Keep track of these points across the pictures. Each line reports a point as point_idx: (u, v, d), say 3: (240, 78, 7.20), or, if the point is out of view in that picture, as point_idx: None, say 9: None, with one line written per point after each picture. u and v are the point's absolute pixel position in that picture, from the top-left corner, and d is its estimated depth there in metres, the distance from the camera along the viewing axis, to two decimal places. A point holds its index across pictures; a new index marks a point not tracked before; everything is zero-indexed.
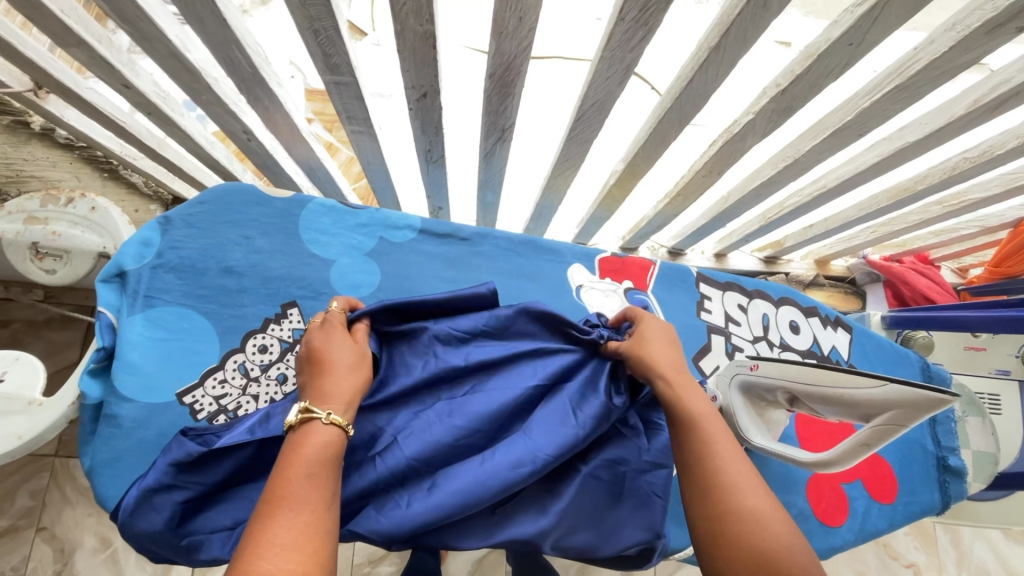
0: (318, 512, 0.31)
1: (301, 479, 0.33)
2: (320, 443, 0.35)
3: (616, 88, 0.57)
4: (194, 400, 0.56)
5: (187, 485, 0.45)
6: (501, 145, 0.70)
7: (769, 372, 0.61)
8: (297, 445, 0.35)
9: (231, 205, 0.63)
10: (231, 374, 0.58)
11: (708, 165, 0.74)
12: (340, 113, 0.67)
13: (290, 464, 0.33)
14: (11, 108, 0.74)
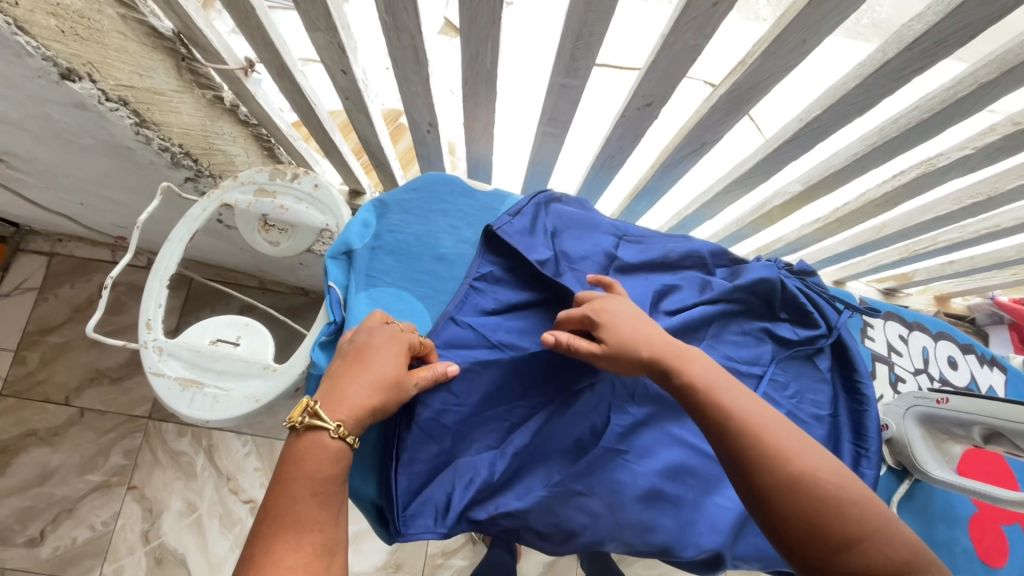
0: (324, 530, 0.39)
1: (307, 497, 0.39)
2: (321, 459, 0.41)
3: (851, 115, 0.58)
4: None
5: (417, 456, 0.53)
6: (692, 157, 0.71)
7: (960, 404, 0.62)
8: (295, 457, 0.41)
9: (439, 195, 0.66)
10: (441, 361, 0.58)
11: (888, 195, 0.74)
12: (543, 114, 0.68)
13: (291, 479, 0.40)
14: (211, 82, 0.71)
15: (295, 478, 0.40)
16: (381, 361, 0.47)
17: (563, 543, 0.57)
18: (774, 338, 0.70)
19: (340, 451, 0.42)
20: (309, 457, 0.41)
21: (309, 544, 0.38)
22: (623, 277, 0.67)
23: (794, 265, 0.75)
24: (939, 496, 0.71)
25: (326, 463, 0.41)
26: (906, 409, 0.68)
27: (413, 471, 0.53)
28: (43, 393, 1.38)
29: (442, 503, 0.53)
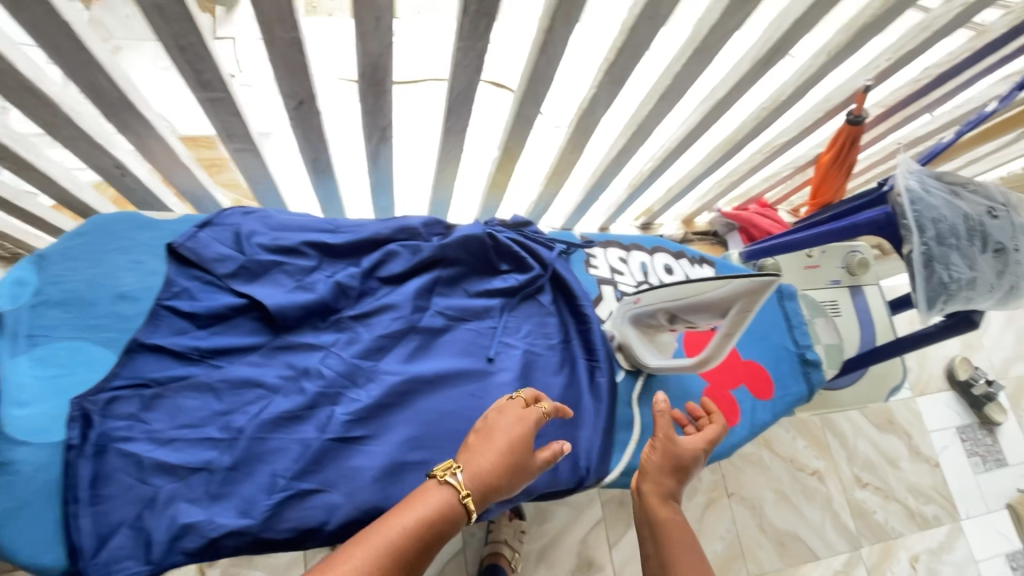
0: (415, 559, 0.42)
1: (397, 530, 0.43)
2: (434, 500, 0.46)
3: (476, 77, 0.65)
4: (90, 424, 0.53)
5: (107, 502, 0.52)
6: (384, 144, 0.76)
7: (650, 301, 0.72)
8: (395, 508, 0.45)
9: (114, 234, 0.63)
10: (131, 405, 0.56)
11: (570, 141, 0.85)
12: (219, 132, 0.69)
13: (409, 511, 0.44)
14: None
15: (399, 533, 0.42)
16: (505, 435, 0.53)
17: (306, 540, 0.57)
18: (498, 288, 0.77)
19: (450, 507, 0.47)
20: (414, 509, 0.45)
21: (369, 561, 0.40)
22: (336, 268, 0.70)
23: (509, 220, 0.82)
24: (672, 383, 0.82)
25: (438, 502, 0.46)
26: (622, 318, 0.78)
27: (99, 521, 0.51)
28: None
29: (141, 546, 0.51)
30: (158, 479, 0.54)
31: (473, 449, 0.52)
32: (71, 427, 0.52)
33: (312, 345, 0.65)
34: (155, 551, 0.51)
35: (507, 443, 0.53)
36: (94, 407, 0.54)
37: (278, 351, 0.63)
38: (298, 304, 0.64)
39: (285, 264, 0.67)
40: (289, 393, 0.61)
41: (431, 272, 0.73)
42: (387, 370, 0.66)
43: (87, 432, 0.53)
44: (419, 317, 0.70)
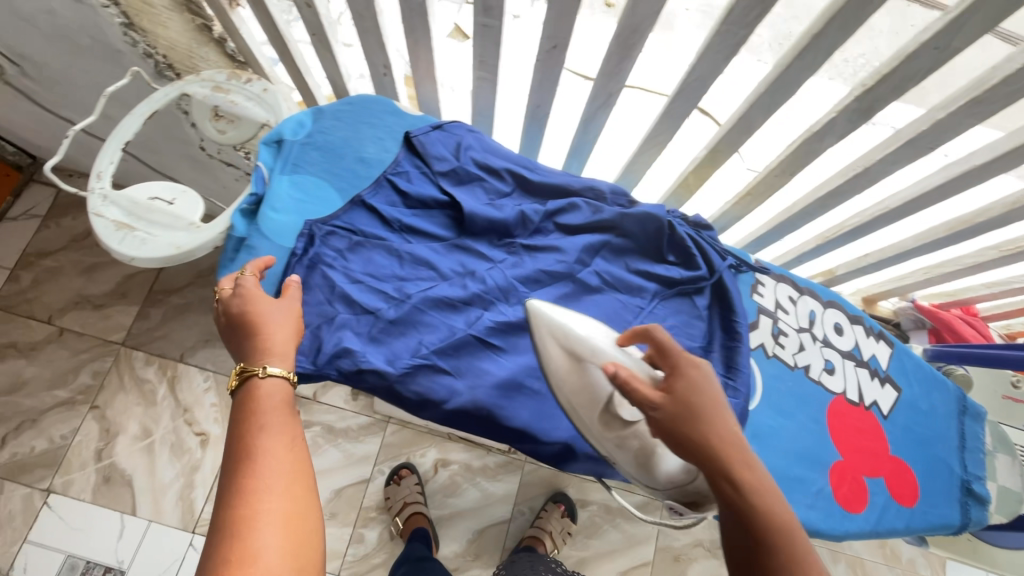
0: (287, 448, 0.49)
1: (256, 428, 0.50)
2: (264, 391, 0.52)
3: (721, 65, 0.67)
4: (309, 244, 0.66)
5: (301, 307, 0.64)
6: (604, 109, 0.81)
7: (553, 384, 0.63)
8: (245, 414, 0.51)
9: (372, 111, 0.75)
10: (339, 243, 0.67)
11: (782, 163, 0.81)
12: (474, 56, 0.78)
13: (249, 416, 0.50)
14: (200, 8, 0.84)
15: (268, 433, 0.49)
16: (269, 317, 0.56)
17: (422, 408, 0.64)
18: (658, 274, 0.77)
19: (286, 388, 0.53)
20: (251, 409, 0.51)
21: (275, 469, 0.47)
22: (524, 200, 0.76)
23: (690, 217, 0.82)
24: (802, 439, 0.76)
25: (270, 390, 0.52)
26: (618, 457, 0.64)
27: None
28: (29, 309, 1.55)
29: (313, 349, 0.62)
30: (339, 307, 0.65)
31: (244, 332, 0.55)
32: (300, 238, 0.65)
33: (484, 254, 0.72)
34: (321, 358, 0.62)
35: (263, 317, 0.56)
36: (317, 232, 0.66)
37: (457, 247, 0.72)
38: (486, 217, 0.72)
39: (485, 181, 0.75)
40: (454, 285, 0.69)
41: (604, 235, 0.76)
42: (534, 302, 0.71)
43: (306, 249, 0.65)
44: (579, 268, 0.74)
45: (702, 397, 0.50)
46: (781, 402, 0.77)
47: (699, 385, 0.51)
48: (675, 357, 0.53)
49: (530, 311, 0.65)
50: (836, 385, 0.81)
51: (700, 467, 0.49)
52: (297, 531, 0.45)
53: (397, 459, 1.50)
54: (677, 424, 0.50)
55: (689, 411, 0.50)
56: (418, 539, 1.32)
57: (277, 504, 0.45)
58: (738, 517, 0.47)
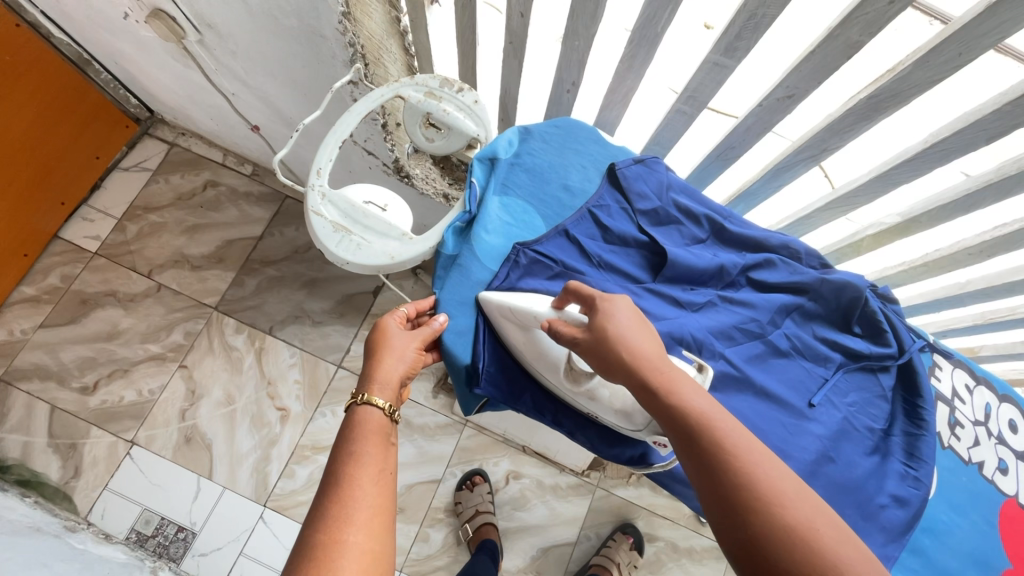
0: (379, 483, 0.50)
1: (354, 457, 0.51)
2: (366, 418, 0.54)
3: (978, 142, 0.63)
4: (513, 269, 0.64)
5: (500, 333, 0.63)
6: (809, 162, 0.77)
7: (522, 361, 0.63)
8: (347, 443, 0.53)
9: (576, 136, 0.73)
10: (541, 273, 0.65)
11: (985, 245, 0.77)
12: (685, 91, 0.75)
13: (351, 443, 0.53)
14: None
15: (363, 463, 0.51)
16: (395, 345, 0.60)
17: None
18: (846, 345, 0.74)
19: (383, 418, 0.55)
20: (354, 436, 0.53)
21: (368, 502, 0.49)
22: (719, 250, 0.73)
23: (878, 287, 0.78)
24: (976, 542, 0.72)
25: (369, 417, 0.54)
26: (597, 411, 0.62)
27: (491, 345, 0.63)
28: (131, 260, 1.59)
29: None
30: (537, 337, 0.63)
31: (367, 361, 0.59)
32: (506, 263, 0.64)
33: (677, 302, 0.69)
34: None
35: (389, 345, 0.59)
36: (523, 260, 0.65)
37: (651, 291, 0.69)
38: (686, 265, 0.69)
39: (683, 225, 0.72)
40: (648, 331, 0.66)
41: (797, 298, 0.73)
42: (723, 359, 0.68)
43: (509, 273, 0.64)
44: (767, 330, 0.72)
45: (618, 330, 0.52)
46: (955, 497, 0.74)
47: (611, 317, 0.53)
48: (593, 301, 0.55)
49: (485, 306, 0.62)
50: (1009, 486, 0.77)
51: (642, 397, 0.50)
52: (372, 566, 0.45)
53: (470, 464, 1.49)
54: (605, 356, 0.52)
55: (606, 337, 0.53)
56: (485, 552, 1.32)
57: (359, 533, 0.47)
58: (678, 433, 0.48)
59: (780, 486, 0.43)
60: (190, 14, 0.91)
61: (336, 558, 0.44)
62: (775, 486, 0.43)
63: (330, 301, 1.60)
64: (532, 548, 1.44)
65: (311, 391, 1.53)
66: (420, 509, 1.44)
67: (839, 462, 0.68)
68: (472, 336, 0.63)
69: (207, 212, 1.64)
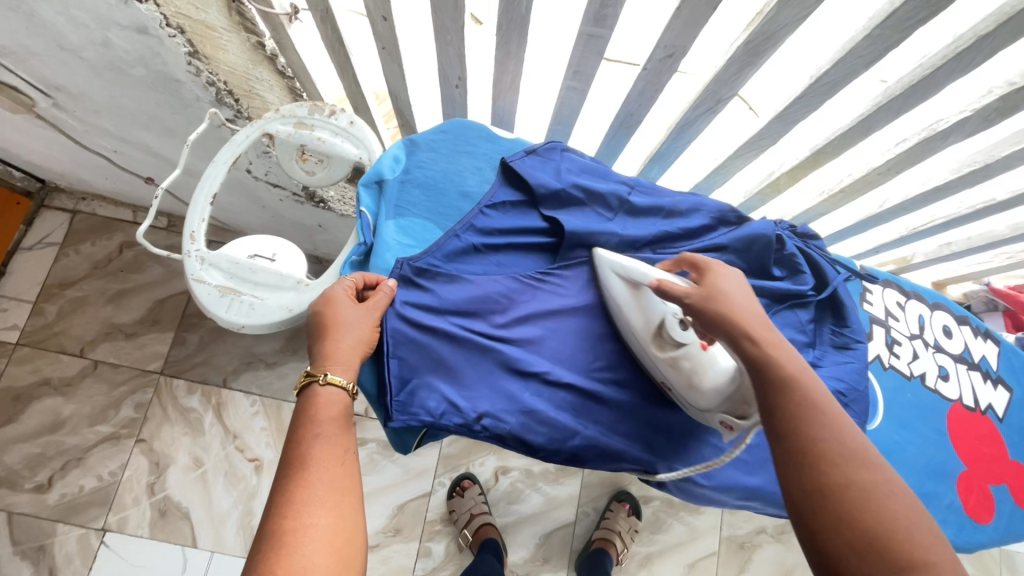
0: (338, 462, 0.48)
1: (315, 437, 0.48)
2: (326, 400, 0.50)
3: (858, 70, 0.63)
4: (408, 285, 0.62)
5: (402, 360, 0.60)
6: (707, 115, 0.76)
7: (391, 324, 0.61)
8: (304, 424, 0.49)
9: (465, 139, 0.70)
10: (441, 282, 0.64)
11: (892, 163, 0.77)
12: (569, 66, 0.72)
13: (307, 422, 0.49)
14: (253, 27, 0.74)
15: (320, 442, 0.48)
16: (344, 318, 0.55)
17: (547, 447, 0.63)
18: (774, 292, 0.74)
19: (346, 398, 0.51)
20: (312, 415, 0.50)
21: (327, 483, 0.46)
22: (626, 221, 0.72)
23: (798, 227, 0.79)
24: (928, 453, 0.74)
25: (329, 403, 0.50)
26: (672, 380, 0.61)
27: (397, 375, 0.60)
28: (58, 344, 1.49)
29: (428, 399, 0.60)
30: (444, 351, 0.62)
31: (317, 348, 0.54)
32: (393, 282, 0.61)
33: (582, 279, 0.69)
34: (435, 406, 0.60)
35: (341, 320, 0.55)
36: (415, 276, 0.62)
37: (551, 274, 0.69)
38: (589, 241, 0.68)
39: (589, 206, 0.70)
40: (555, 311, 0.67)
41: (714, 255, 0.72)
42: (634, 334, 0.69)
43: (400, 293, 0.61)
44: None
45: (728, 294, 0.54)
46: (902, 415, 0.75)
47: (720, 280, 0.56)
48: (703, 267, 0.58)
49: (597, 260, 0.67)
50: (952, 391, 0.79)
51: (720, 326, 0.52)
52: (341, 546, 0.44)
53: (457, 469, 1.48)
54: (711, 312, 0.53)
55: (717, 293, 0.54)
56: (488, 552, 1.31)
57: (316, 549, 0.42)
58: (763, 380, 0.49)
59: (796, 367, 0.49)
60: (33, 81, 0.82)
61: (298, 551, 0.42)
62: (864, 445, 0.44)
63: (279, 340, 1.54)
64: (535, 536, 1.45)
65: (280, 435, 1.48)
66: (416, 524, 1.43)
67: None
68: (375, 364, 0.61)
69: (129, 275, 1.55)
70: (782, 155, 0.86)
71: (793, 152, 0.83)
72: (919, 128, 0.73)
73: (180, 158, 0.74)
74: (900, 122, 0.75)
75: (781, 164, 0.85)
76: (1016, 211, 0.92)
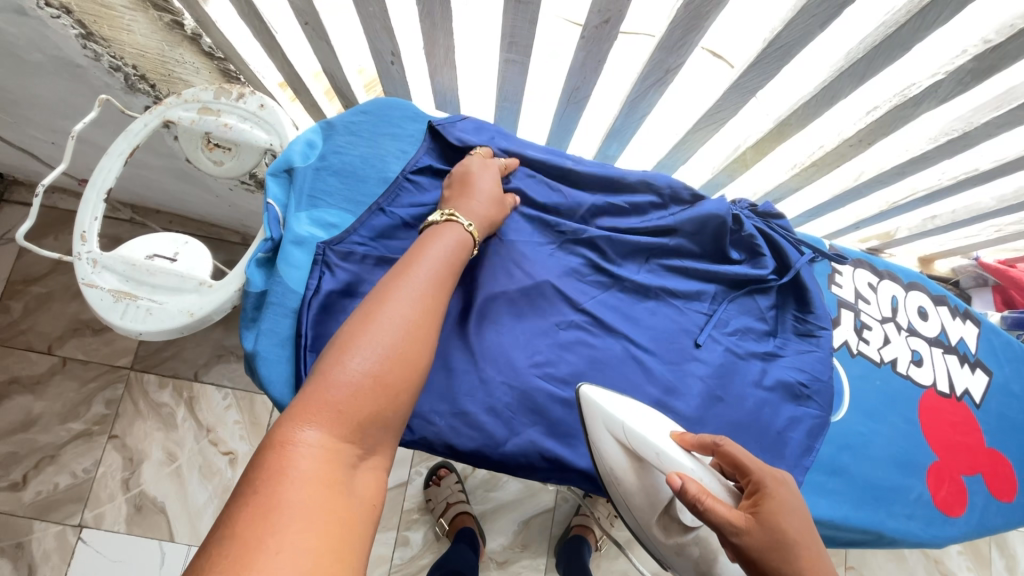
0: (441, 277, 0.50)
1: (436, 250, 0.51)
2: (452, 238, 0.53)
3: (814, 31, 0.56)
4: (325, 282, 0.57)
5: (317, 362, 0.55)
6: (658, 87, 0.70)
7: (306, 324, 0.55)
8: (431, 235, 0.53)
9: (387, 120, 0.65)
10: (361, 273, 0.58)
11: (862, 133, 0.71)
12: (503, 37, 0.65)
13: (431, 237, 0.53)
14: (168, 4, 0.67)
15: (436, 248, 0.51)
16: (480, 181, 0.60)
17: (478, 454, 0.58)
18: (732, 276, 0.69)
19: (464, 242, 0.54)
20: (439, 237, 0.53)
21: (428, 282, 0.49)
22: (562, 194, 0.67)
23: (758, 206, 0.74)
24: (897, 444, 0.70)
25: (452, 239, 0.53)
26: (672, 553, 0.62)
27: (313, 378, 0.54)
28: (26, 341, 1.47)
29: None
30: None
31: (457, 198, 0.58)
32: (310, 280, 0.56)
33: (521, 269, 0.64)
34: None
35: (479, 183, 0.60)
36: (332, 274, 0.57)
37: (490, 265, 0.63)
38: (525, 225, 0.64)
39: (529, 188, 0.66)
40: (489, 308, 0.62)
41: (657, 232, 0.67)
42: (575, 327, 0.64)
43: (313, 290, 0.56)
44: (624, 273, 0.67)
45: (791, 536, 0.46)
46: (871, 404, 0.71)
47: (784, 515, 0.47)
48: (764, 486, 0.49)
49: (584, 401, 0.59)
50: (926, 377, 0.74)
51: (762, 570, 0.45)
52: (411, 336, 0.45)
53: (434, 459, 1.46)
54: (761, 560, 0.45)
55: (780, 542, 0.46)
56: (464, 541, 1.29)
57: (399, 320, 0.45)
58: None
59: None
60: None
61: (382, 313, 0.45)
62: None
63: None
64: (514, 524, 1.43)
65: (254, 427, 1.47)
66: (394, 514, 1.42)
67: (732, 401, 0.64)
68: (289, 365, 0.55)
69: None
70: (747, 127, 0.80)
71: (759, 123, 0.76)
72: (889, 94, 0.67)
73: (68, 145, 0.65)
74: (871, 87, 0.68)
75: (745, 136, 0.79)
76: (1003, 181, 0.85)
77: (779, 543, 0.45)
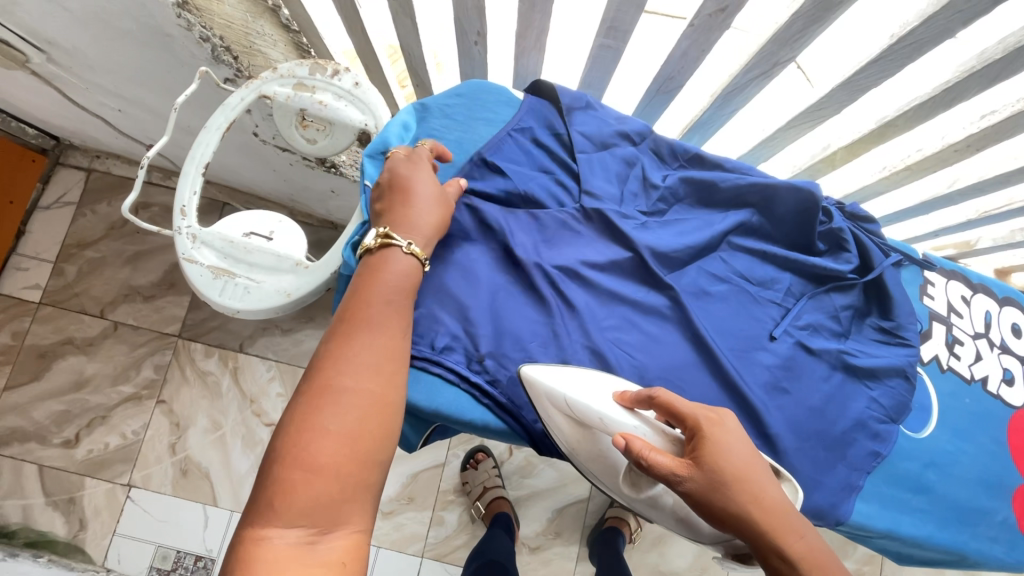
0: (392, 331, 0.48)
1: (381, 299, 0.49)
2: (398, 268, 0.50)
3: (954, 28, 0.52)
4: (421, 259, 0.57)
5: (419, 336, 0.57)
6: (760, 80, 0.66)
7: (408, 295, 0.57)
8: (368, 274, 0.50)
9: (481, 104, 0.64)
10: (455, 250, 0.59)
11: (974, 139, 0.67)
12: (603, 21, 0.62)
13: (374, 278, 0.50)
14: None
15: (381, 295, 0.49)
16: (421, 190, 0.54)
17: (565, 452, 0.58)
18: (824, 273, 0.67)
19: (416, 268, 0.51)
20: (387, 272, 0.50)
21: (380, 345, 0.47)
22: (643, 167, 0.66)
23: (845, 206, 0.70)
24: (985, 465, 0.68)
25: (400, 272, 0.50)
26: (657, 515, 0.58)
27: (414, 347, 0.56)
28: (79, 304, 1.50)
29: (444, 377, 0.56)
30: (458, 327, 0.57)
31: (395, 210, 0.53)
32: None
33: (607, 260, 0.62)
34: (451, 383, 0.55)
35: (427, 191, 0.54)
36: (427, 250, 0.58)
37: (577, 246, 0.62)
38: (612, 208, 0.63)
39: (625, 169, 0.66)
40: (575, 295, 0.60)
41: (739, 215, 0.66)
42: (662, 328, 0.62)
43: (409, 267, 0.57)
44: (704, 258, 0.66)
45: (733, 473, 0.46)
46: (960, 423, 0.68)
47: (722, 453, 0.47)
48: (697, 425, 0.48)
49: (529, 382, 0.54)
50: (1016, 397, 0.72)
51: (712, 509, 0.46)
52: (373, 410, 0.44)
53: (472, 442, 1.47)
54: (713, 505, 0.46)
55: (722, 481, 0.46)
56: (501, 524, 1.30)
57: (353, 409, 0.44)
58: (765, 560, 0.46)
59: (783, 532, 0.45)
60: (22, 33, 0.76)
61: (333, 406, 0.43)
62: None
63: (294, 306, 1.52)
64: (548, 511, 1.44)
65: None
66: (430, 494, 1.43)
67: (815, 406, 0.63)
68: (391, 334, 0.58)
69: (145, 237, 1.53)
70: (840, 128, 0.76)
71: (857, 123, 0.72)
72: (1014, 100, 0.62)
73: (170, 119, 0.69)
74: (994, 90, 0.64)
75: (839, 135, 0.75)
76: None
77: (719, 484, 0.46)
